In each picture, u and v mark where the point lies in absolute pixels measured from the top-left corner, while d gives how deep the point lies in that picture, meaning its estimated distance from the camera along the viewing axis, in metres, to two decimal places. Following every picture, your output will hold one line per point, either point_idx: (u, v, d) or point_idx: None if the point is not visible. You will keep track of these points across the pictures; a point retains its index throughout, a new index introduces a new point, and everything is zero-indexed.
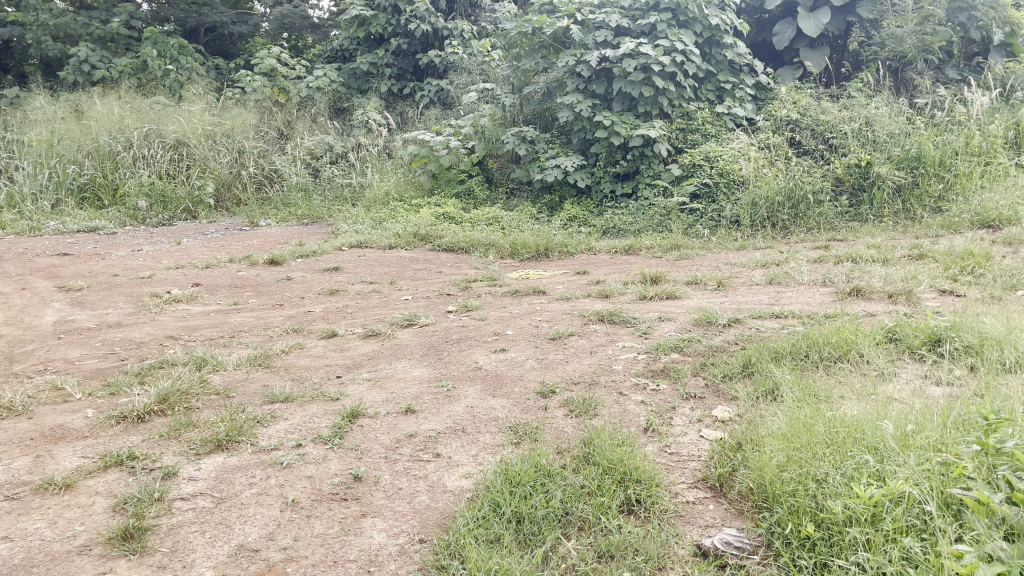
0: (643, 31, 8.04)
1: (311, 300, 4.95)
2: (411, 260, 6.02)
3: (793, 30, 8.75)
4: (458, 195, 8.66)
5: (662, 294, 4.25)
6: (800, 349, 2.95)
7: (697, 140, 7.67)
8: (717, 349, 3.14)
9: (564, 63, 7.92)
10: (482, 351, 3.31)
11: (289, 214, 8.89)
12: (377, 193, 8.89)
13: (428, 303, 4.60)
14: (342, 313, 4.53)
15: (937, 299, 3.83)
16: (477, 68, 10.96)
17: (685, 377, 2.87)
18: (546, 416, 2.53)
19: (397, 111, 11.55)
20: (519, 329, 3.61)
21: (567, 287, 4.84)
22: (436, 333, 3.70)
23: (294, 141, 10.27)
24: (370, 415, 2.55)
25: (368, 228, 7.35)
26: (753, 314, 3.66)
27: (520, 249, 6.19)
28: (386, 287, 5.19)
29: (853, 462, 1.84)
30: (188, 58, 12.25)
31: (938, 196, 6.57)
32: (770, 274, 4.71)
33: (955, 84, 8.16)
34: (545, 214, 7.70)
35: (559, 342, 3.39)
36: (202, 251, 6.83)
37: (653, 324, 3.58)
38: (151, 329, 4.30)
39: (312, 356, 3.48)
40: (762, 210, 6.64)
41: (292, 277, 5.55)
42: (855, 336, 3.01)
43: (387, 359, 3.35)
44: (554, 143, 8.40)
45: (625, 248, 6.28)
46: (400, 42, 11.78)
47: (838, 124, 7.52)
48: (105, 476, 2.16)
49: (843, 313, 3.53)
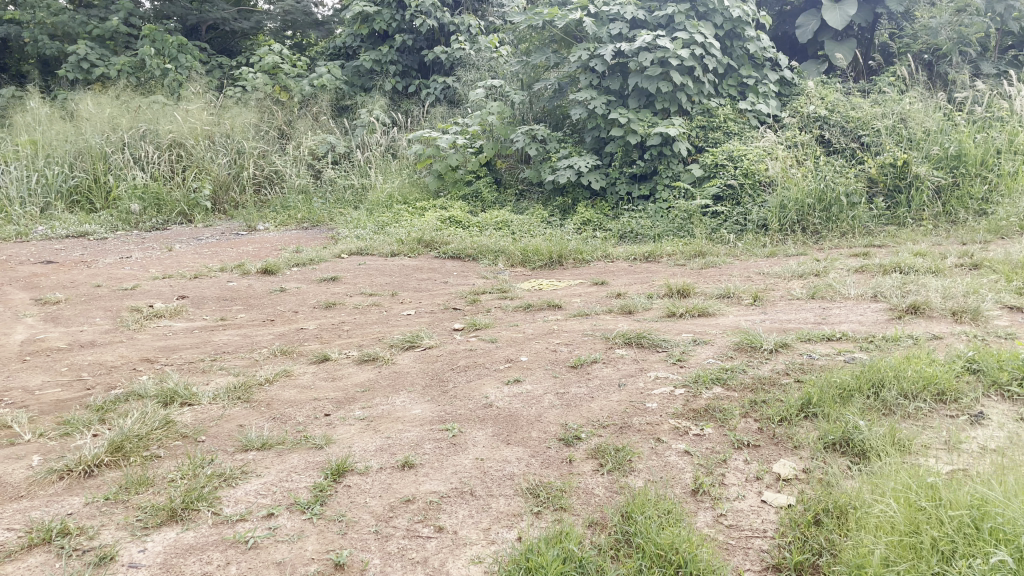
0: (660, 23, 7.59)
1: (305, 316, 4.52)
2: (415, 269, 5.59)
3: (818, 21, 8.23)
4: (465, 197, 8.23)
5: (693, 311, 3.81)
6: (871, 386, 2.51)
7: (719, 138, 7.23)
8: (767, 384, 2.70)
9: (578, 58, 7.44)
10: (493, 382, 2.87)
11: (289, 218, 8.47)
12: (381, 195, 8.45)
13: (433, 320, 4.17)
14: (337, 331, 4.10)
15: (1009, 318, 3.38)
16: (486, 64, 10.51)
17: (733, 419, 2.44)
18: (571, 474, 2.10)
19: (402, 110, 11.10)
20: (534, 354, 3.18)
21: (585, 301, 4.41)
22: (440, 358, 3.26)
23: (295, 141, 9.84)
24: (359, 472, 2.12)
25: (370, 233, 6.91)
26: (801, 336, 3.21)
27: (532, 256, 5.76)
28: (387, 300, 4.76)
29: (984, 561, 1.44)
30: (188, 57, 11.83)
31: (982, 198, 6.13)
32: (811, 287, 4.27)
33: (992, 78, 7.68)
34: (557, 218, 7.26)
35: (581, 371, 2.96)
36: (194, 259, 6.41)
37: (687, 349, 3.14)
38: (127, 351, 3.88)
39: (299, 387, 3.05)
40: (792, 212, 6.20)
41: (286, 289, 5.13)
42: (934, 369, 2.56)
43: (383, 392, 2.91)
44: (566, 141, 7.95)
45: (645, 254, 5.85)
46: (404, 38, 11.35)
47: (870, 121, 7.08)
48: (26, 560, 1.74)
49: (907, 337, 3.09)
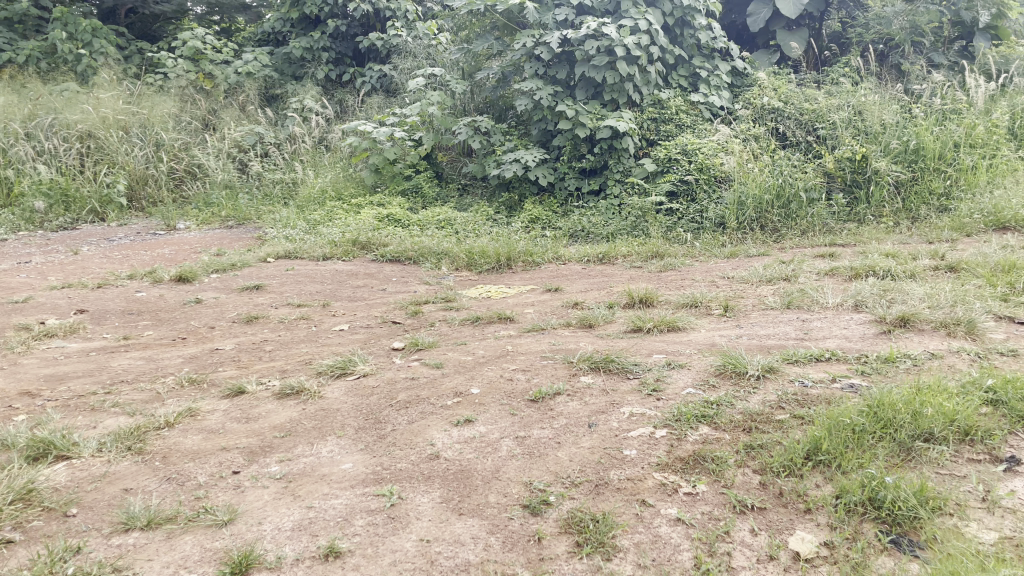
0: (607, 10, 7.22)
1: (222, 333, 3.98)
2: (350, 275, 5.08)
3: (770, 9, 7.94)
4: (404, 193, 7.72)
5: (662, 325, 3.42)
6: (884, 425, 2.16)
7: (671, 131, 6.90)
8: (760, 423, 2.31)
9: (521, 45, 6.97)
10: (441, 423, 2.42)
11: (212, 215, 7.83)
12: (313, 191, 7.86)
13: (369, 337, 3.68)
14: (257, 352, 3.58)
15: (1005, 332, 3.09)
16: (423, 51, 9.95)
17: (728, 470, 2.05)
18: (542, 560, 1.69)
19: (336, 99, 10.46)
20: (487, 384, 2.73)
21: (539, 312, 3.99)
22: (377, 390, 2.78)
23: (220, 132, 9.12)
24: (269, 566, 1.67)
25: (301, 233, 6.34)
26: (787, 358, 2.84)
27: (478, 259, 5.31)
28: (317, 313, 4.25)
29: None
30: (104, 41, 10.91)
31: (942, 194, 5.93)
32: (784, 294, 3.93)
33: (945, 69, 7.54)
34: (503, 215, 6.85)
35: (542, 406, 2.53)
36: (100, 265, 5.74)
37: (662, 375, 2.75)
38: (4, 381, 3.28)
39: (205, 432, 2.54)
40: (750, 210, 5.88)
41: (201, 300, 4.56)
42: (953, 403, 2.22)
43: (307, 437, 2.43)
44: (511, 134, 7.52)
45: (599, 255, 5.47)
46: (338, 23, 10.70)
47: (826, 113, 6.84)
48: None
49: (905, 359, 2.75)
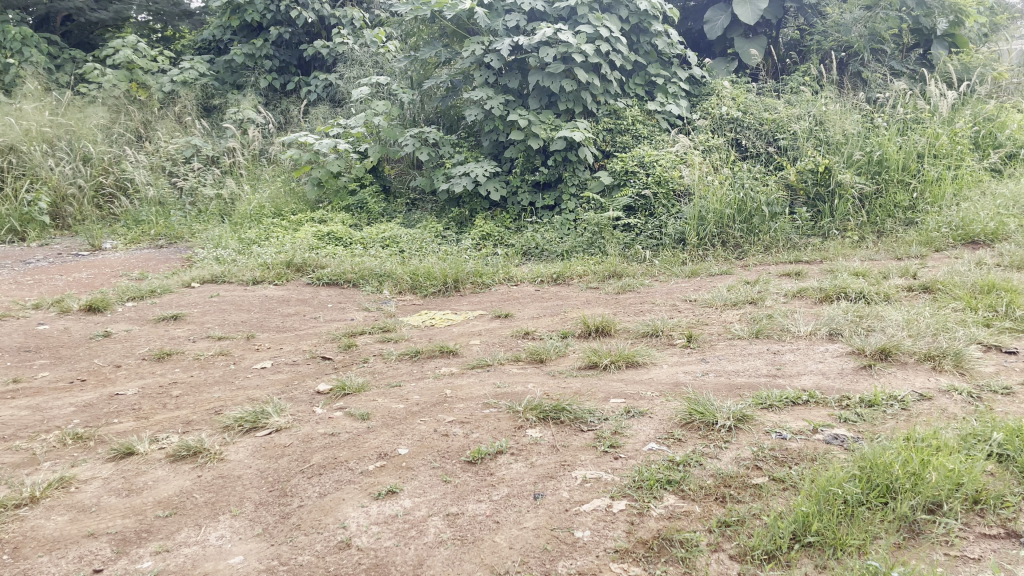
0: (561, 16, 6.92)
1: (128, 373, 3.53)
2: (281, 301, 4.65)
3: (727, 17, 7.76)
4: (349, 209, 7.31)
5: (619, 361, 3.07)
6: (880, 494, 1.83)
7: (628, 142, 6.60)
8: (735, 489, 1.96)
9: (470, 51, 6.60)
10: (359, 497, 2.03)
11: (141, 233, 7.30)
12: (250, 207, 7.40)
13: (292, 377, 3.27)
14: (163, 398, 3.14)
15: (994, 364, 2.82)
16: (370, 59, 9.56)
17: (701, 558, 1.70)
18: None
19: (280, 110, 9.99)
20: (418, 442, 2.33)
21: (485, 343, 3.62)
22: (289, 451, 2.37)
23: (154, 145, 8.58)
24: None
25: (232, 253, 5.88)
26: (760, 403, 2.50)
27: (423, 281, 4.93)
28: (239, 348, 3.81)
29: None
30: (33, 50, 10.26)
31: (907, 207, 5.73)
32: (751, 320, 3.61)
33: (904, 77, 7.39)
34: (453, 232, 6.48)
35: (481, 469, 2.15)
36: (7, 292, 5.21)
37: (620, 426, 2.39)
38: None
39: (74, 511, 2.11)
40: (711, 225, 5.58)
41: (110, 333, 4.09)
42: (959, 463, 1.90)
43: (197, 517, 2.02)
44: (461, 145, 7.16)
45: (552, 275, 5.13)
46: (281, 31, 10.25)
47: (787, 123, 6.61)
48: None
49: (891, 402, 2.43)
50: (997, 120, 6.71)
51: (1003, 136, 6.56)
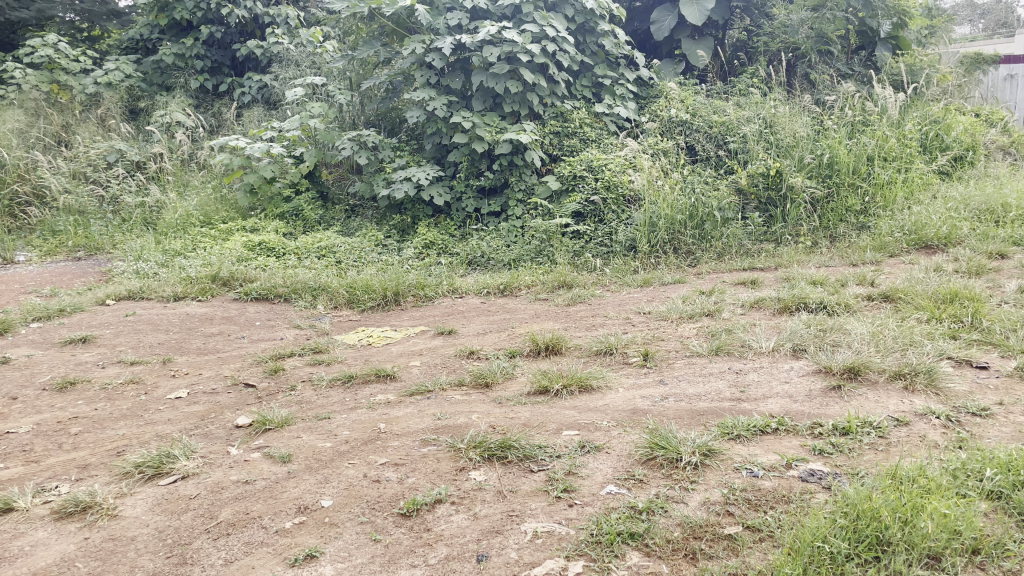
0: (505, 15, 6.67)
1: (23, 406, 3.14)
2: (204, 320, 4.28)
3: (674, 17, 7.61)
4: (284, 216, 6.93)
5: (571, 385, 2.82)
6: (870, 547, 1.61)
7: (575, 145, 6.38)
8: (707, 542, 1.72)
9: (411, 50, 6.28)
10: (270, 565, 1.72)
11: (58, 245, 6.80)
12: (177, 216, 6.96)
13: (210, 409, 2.93)
14: (60, 436, 2.77)
15: (967, 381, 2.65)
16: (307, 59, 9.17)
17: None
18: None
19: (212, 112, 9.52)
20: (345, 490, 2.04)
21: (425, 365, 3.33)
22: (195, 504, 2.05)
23: (74, 150, 8.05)
24: None
25: (155, 266, 5.47)
26: (727, 433, 2.27)
27: (361, 295, 4.62)
28: (153, 374, 3.45)
29: None
30: None
31: (859, 210, 5.63)
32: (710, 335, 3.39)
33: (851, 79, 7.33)
34: (394, 240, 6.16)
35: (417, 524, 1.87)
36: None
37: (574, 464, 2.13)
38: None
39: None
40: (662, 231, 5.38)
41: (9, 359, 3.68)
42: (954, 506, 1.69)
43: None
44: (402, 149, 6.85)
45: (499, 286, 4.86)
46: (212, 30, 9.77)
47: (736, 126, 6.47)
48: None
49: (868, 429, 2.23)
50: (943, 122, 6.68)
51: (949, 138, 6.53)
